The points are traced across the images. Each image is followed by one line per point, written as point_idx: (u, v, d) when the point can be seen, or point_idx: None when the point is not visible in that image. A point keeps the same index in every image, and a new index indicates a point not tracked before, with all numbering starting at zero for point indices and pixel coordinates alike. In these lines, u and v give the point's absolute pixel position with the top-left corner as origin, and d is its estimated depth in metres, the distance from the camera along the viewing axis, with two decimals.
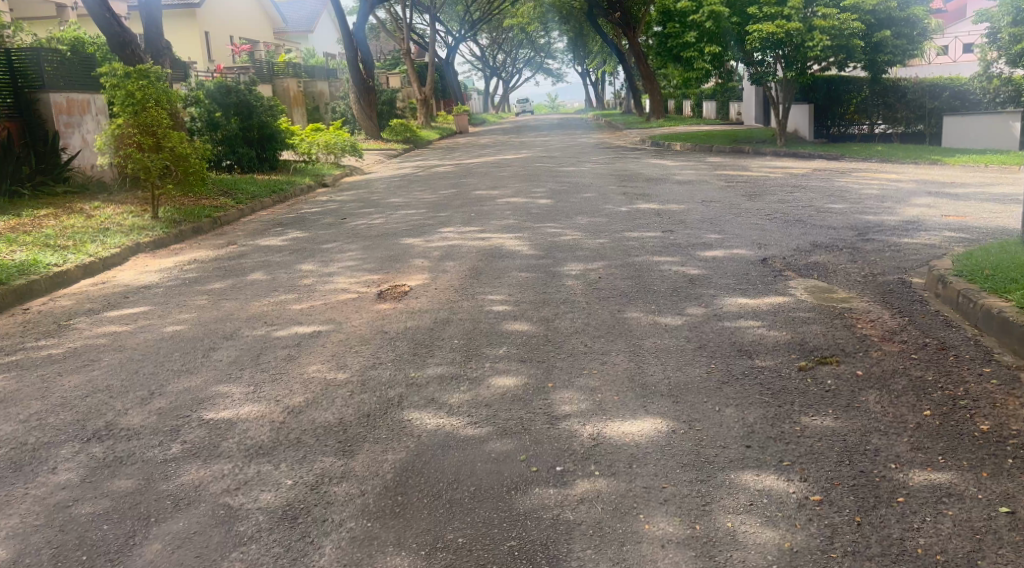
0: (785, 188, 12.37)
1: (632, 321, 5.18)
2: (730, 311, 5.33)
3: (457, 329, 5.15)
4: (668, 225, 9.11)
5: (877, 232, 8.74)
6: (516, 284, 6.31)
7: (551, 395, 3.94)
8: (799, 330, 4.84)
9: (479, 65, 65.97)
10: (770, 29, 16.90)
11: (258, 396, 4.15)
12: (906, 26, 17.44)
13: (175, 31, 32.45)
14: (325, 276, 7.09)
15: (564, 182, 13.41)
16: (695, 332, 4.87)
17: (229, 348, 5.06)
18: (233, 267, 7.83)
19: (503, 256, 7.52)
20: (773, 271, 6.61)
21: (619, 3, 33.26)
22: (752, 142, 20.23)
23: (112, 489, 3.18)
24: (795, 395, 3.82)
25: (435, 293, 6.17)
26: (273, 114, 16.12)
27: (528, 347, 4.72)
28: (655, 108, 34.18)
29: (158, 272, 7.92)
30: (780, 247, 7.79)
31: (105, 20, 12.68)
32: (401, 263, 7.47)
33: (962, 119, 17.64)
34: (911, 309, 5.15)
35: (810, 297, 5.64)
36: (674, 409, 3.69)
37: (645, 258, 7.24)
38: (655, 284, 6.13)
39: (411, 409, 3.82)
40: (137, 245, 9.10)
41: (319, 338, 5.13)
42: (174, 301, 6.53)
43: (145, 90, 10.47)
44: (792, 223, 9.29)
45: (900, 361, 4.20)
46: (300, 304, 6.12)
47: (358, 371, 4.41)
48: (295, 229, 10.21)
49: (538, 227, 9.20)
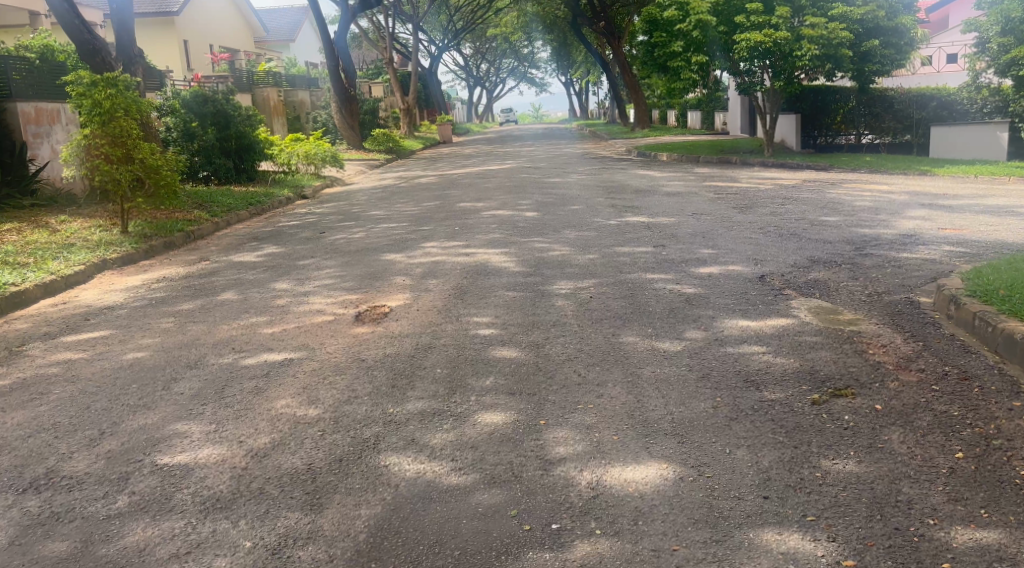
0: (776, 200, 12.12)
1: (628, 346, 4.83)
2: (732, 335, 5.00)
3: (441, 356, 4.78)
4: (659, 239, 8.79)
5: (874, 247, 8.46)
6: (503, 305, 5.96)
7: (543, 434, 3.57)
8: (808, 357, 4.51)
9: (462, 75, 65.65)
10: (758, 38, 16.70)
11: (218, 436, 3.74)
12: (894, 35, 17.28)
13: (154, 40, 31.93)
14: (300, 295, 6.70)
15: (552, 193, 13.10)
16: (697, 359, 4.53)
17: (191, 379, 4.65)
18: (204, 286, 7.42)
19: (488, 273, 7.17)
20: (773, 290, 6.31)
21: (604, 12, 33.14)
22: (739, 152, 20.03)
23: (43, 555, 2.78)
24: (811, 433, 3.48)
25: (416, 315, 5.80)
26: (251, 124, 15.71)
27: (517, 377, 4.36)
28: (641, 117, 34.03)
29: (124, 291, 7.50)
30: (777, 263, 7.49)
31: (74, 27, 12.25)
32: (382, 281, 7.10)
33: (950, 130, 17.54)
34: (924, 333, 4.85)
35: (815, 318, 5.32)
36: (680, 452, 3.33)
37: (637, 275, 6.91)
38: (650, 305, 5.79)
39: (387, 452, 3.44)
40: (104, 262, 8.68)
41: (291, 367, 4.74)
42: (137, 324, 6.11)
43: (114, 98, 10.03)
44: (787, 237, 9.01)
45: (921, 394, 3.86)
46: (272, 328, 5.72)
47: (330, 407, 4.03)
48: (272, 244, 9.79)
49: (526, 241, 8.84)
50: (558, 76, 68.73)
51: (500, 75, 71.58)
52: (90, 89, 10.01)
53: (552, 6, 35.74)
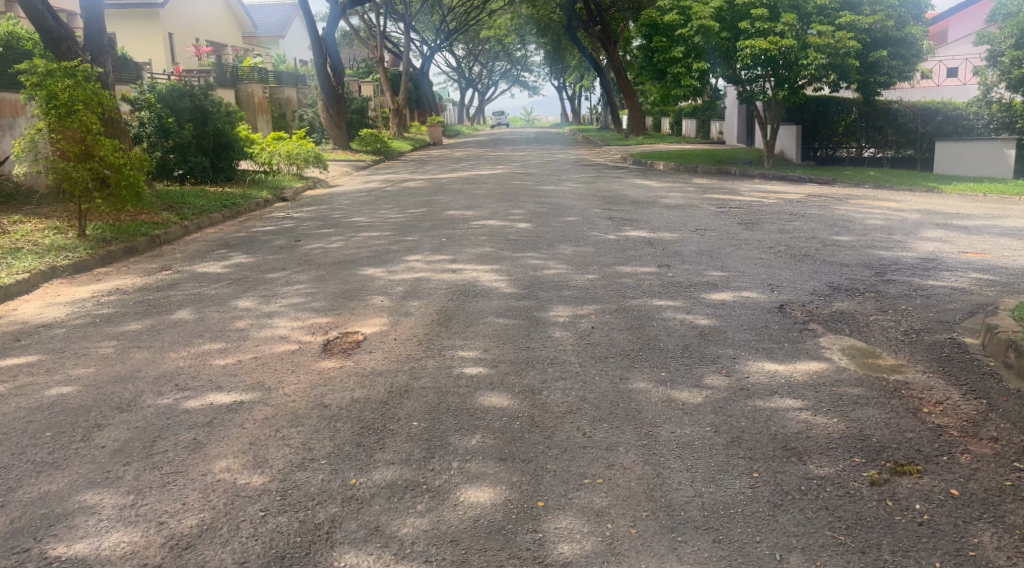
0: (781, 215, 11.46)
1: (639, 396, 4.10)
2: (759, 384, 4.28)
3: (420, 404, 4.02)
4: (663, 258, 8.08)
5: (896, 272, 7.80)
6: (493, 335, 5.23)
7: (541, 524, 2.85)
8: (854, 417, 3.80)
9: (454, 76, 64.76)
10: (763, 46, 16.05)
11: (134, 515, 2.99)
12: (902, 46, 16.68)
13: (137, 32, 31.03)
14: (263, 317, 5.92)
15: (545, 202, 12.41)
16: (722, 417, 3.82)
17: (118, 427, 3.87)
18: (159, 302, 6.64)
19: (477, 295, 6.43)
20: (796, 323, 5.63)
21: (600, 16, 31.97)
22: (737, 162, 19.42)
23: None
24: (879, 532, 2.77)
25: (392, 347, 5.05)
26: (231, 121, 14.90)
27: (509, 436, 3.62)
28: (635, 124, 33.42)
29: (68, 305, 6.71)
30: (795, 289, 6.82)
31: (37, 13, 11.40)
32: (355, 301, 6.35)
33: (956, 146, 16.98)
34: (985, 388, 4.15)
35: (854, 364, 4.61)
36: (717, 557, 2.64)
37: (643, 301, 6.20)
38: (661, 340, 5.10)
39: (344, 548, 2.73)
40: (53, 269, 7.89)
41: (240, 415, 3.96)
42: (74, 348, 5.33)
43: (71, 90, 9.30)
44: (801, 259, 8.34)
45: (1001, 475, 3.17)
46: (225, 360, 4.93)
47: (280, 474, 3.29)
48: (241, 252, 9.03)
49: (517, 256, 8.12)
50: (550, 80, 68.02)
51: (492, 77, 70.84)
52: (45, 79, 9.23)
53: (547, 9, 34.91)
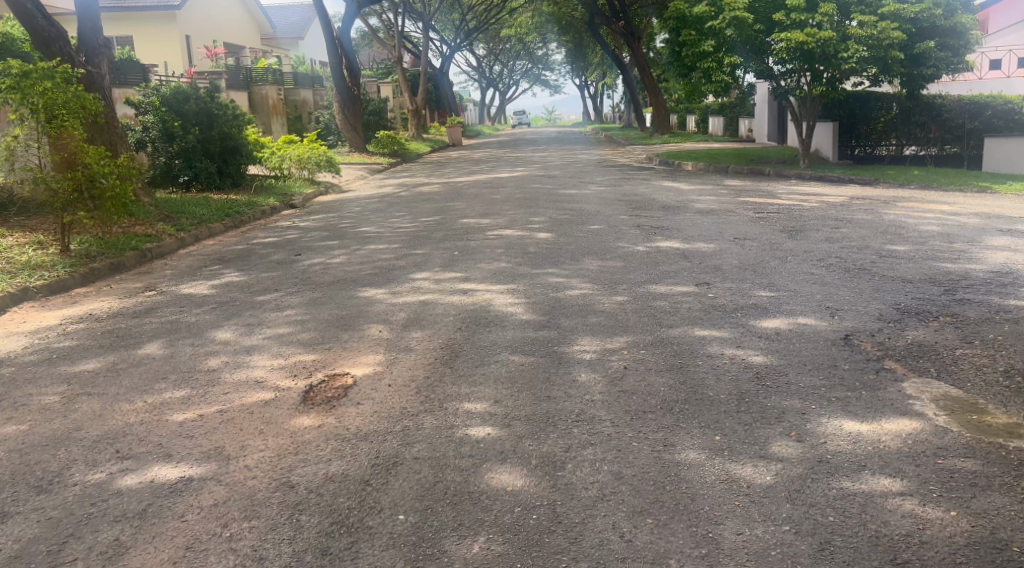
0: (826, 221, 10.49)
1: (691, 473, 3.20)
2: (841, 454, 3.37)
3: (410, 486, 3.15)
4: (700, 274, 7.18)
5: (970, 289, 6.81)
6: (507, 380, 4.37)
7: None
8: (977, 510, 2.89)
9: (475, 75, 64.10)
10: (799, 38, 15.02)
11: None
12: (951, 36, 15.68)
13: (151, 34, 30.51)
14: (240, 354, 5.09)
15: (567, 209, 11.57)
16: (803, 507, 2.93)
17: (25, 519, 3.02)
18: (130, 332, 5.84)
19: (489, 324, 5.55)
20: (867, 359, 4.72)
21: (623, 12, 30.98)
22: (769, 162, 18.39)
23: None
24: None
25: (385, 398, 4.18)
26: (238, 123, 14.09)
27: (523, 539, 2.75)
28: (662, 122, 32.42)
29: (29, 335, 5.94)
30: (859, 313, 5.87)
31: (26, 11, 10.58)
32: (350, 331, 5.50)
33: (1009, 142, 15.76)
34: None
35: (956, 423, 3.68)
36: None
37: (683, 331, 5.30)
38: (711, 387, 4.19)
39: None
40: (24, 291, 7.14)
41: (182, 502, 3.11)
42: (15, 395, 4.52)
43: (51, 92, 8.39)
44: (857, 274, 7.39)
45: None
46: (184, 414, 4.07)
47: None
48: (235, 269, 8.25)
49: (537, 273, 7.24)
50: (573, 78, 67.00)
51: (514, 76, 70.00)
52: (22, 80, 8.30)
53: (569, 6, 34.02)
